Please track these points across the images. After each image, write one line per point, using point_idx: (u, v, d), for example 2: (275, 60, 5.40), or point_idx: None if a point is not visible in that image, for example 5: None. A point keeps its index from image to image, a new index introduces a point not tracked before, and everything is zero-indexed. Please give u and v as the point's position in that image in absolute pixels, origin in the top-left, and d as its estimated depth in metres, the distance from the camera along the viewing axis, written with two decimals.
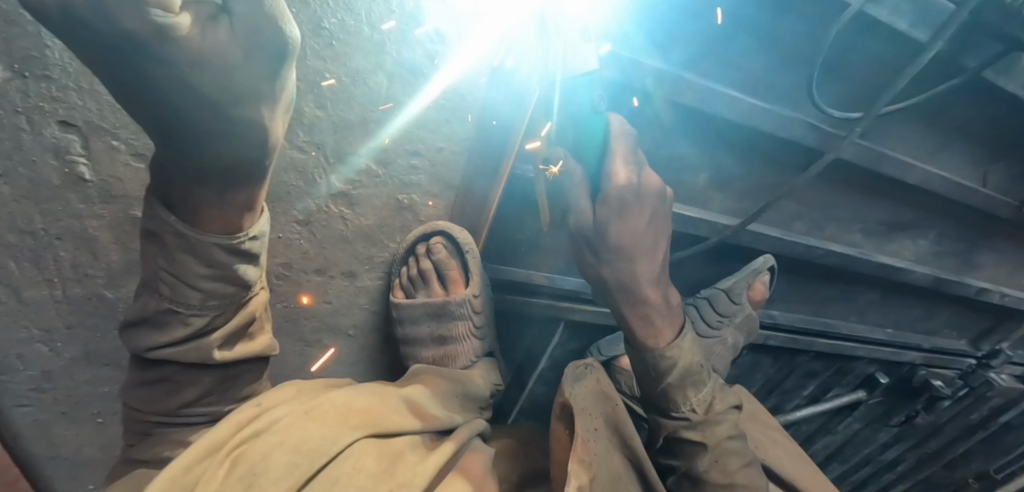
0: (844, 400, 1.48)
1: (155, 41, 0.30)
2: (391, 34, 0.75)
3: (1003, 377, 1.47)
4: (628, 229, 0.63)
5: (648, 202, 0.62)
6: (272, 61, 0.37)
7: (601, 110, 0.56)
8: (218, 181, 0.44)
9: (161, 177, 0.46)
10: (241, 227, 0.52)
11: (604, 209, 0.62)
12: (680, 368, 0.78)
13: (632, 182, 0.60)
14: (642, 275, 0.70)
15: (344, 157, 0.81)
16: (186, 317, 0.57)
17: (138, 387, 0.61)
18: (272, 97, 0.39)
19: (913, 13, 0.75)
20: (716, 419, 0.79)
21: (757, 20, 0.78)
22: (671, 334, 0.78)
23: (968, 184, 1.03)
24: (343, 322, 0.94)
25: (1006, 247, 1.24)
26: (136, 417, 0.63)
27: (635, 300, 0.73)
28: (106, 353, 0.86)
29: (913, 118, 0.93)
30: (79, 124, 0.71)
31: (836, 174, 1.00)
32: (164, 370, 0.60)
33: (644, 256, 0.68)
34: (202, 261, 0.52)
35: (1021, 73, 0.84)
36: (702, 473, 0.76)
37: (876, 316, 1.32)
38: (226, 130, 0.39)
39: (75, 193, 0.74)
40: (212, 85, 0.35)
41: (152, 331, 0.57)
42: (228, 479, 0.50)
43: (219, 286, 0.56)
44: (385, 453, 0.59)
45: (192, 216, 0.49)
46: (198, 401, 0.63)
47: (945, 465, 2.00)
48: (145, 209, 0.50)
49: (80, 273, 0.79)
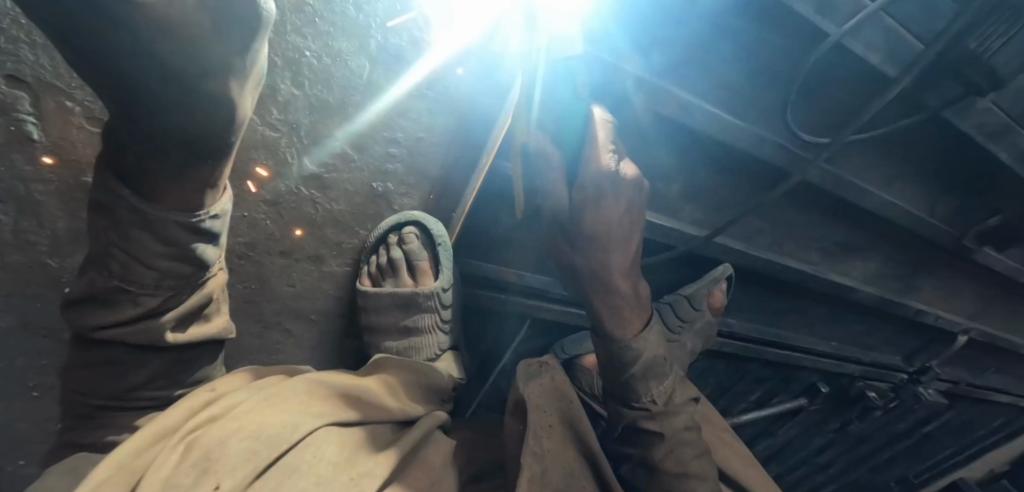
0: (786, 406, 1.58)
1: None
2: (377, 20, 0.74)
3: (929, 392, 1.60)
4: (603, 218, 0.67)
5: (623, 192, 0.66)
6: (242, 34, 0.35)
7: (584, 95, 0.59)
8: (179, 152, 0.41)
9: (116, 145, 0.42)
10: (203, 205, 0.49)
11: (581, 195, 0.65)
12: (645, 360, 0.79)
13: (611, 169, 0.63)
14: (614, 265, 0.73)
15: (319, 139, 0.78)
16: (137, 297, 0.53)
17: (80, 368, 0.58)
18: (240, 70, 0.38)
19: (886, 49, 0.78)
20: (675, 411, 0.81)
21: (737, 40, 0.79)
22: (638, 326, 0.80)
23: (918, 213, 1.09)
24: (305, 306, 0.91)
25: (944, 273, 1.32)
26: (76, 400, 0.60)
27: (606, 290, 0.75)
28: (46, 324, 0.81)
29: (872, 147, 0.98)
30: (27, 80, 0.66)
31: (800, 194, 1.04)
32: (110, 352, 0.57)
33: (616, 245, 0.71)
34: (158, 238, 0.49)
35: (975, 115, 0.90)
36: (658, 462, 0.78)
37: (823, 329, 1.39)
38: (188, 101, 0.37)
39: (21, 153, 0.69)
40: (177, 54, 0.33)
41: (99, 310, 0.54)
42: (184, 466, 0.48)
43: (175, 266, 0.52)
44: (347, 443, 0.58)
45: (147, 190, 0.45)
46: (146, 385, 0.60)
47: (871, 469, 2.15)
48: (97, 181, 0.47)
49: (21, 240, 0.74)
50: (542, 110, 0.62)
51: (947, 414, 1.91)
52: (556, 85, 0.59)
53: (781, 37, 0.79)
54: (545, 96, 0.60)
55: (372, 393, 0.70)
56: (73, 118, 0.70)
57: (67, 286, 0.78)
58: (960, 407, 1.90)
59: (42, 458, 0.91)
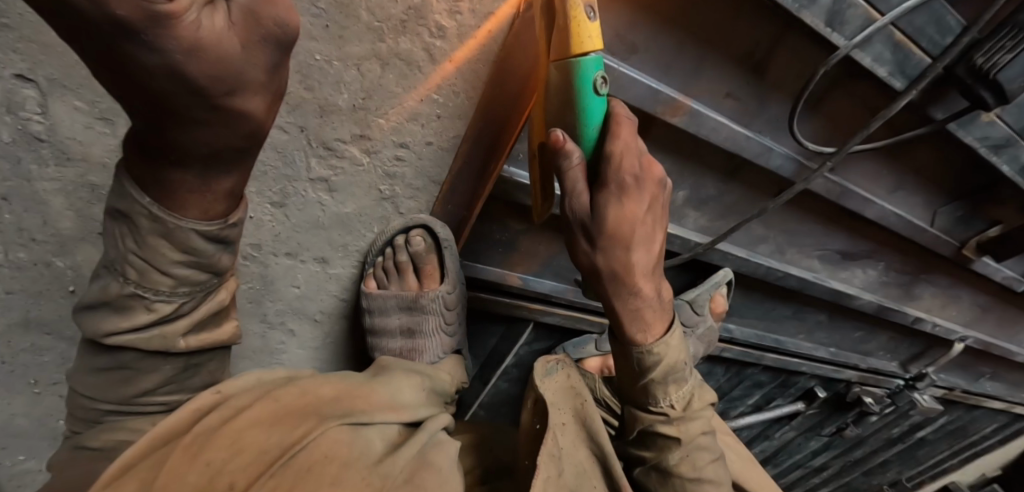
0: (783, 410, 1.59)
1: (147, 28, 0.27)
2: (390, 23, 0.70)
3: (924, 397, 1.63)
4: (626, 213, 0.62)
5: (647, 188, 0.62)
6: (271, 51, 0.35)
7: (605, 91, 0.56)
8: (202, 163, 0.41)
9: (138, 156, 0.42)
10: (221, 213, 0.49)
11: (603, 193, 0.62)
12: (665, 365, 0.76)
13: (634, 167, 0.60)
14: (637, 266, 0.67)
15: (328, 143, 0.78)
16: (152, 303, 0.54)
17: (92, 373, 0.58)
18: (266, 85, 0.37)
19: (895, 62, 0.78)
20: (691, 417, 0.82)
21: (748, 50, 0.79)
22: (660, 331, 0.76)
23: (919, 223, 1.10)
24: (310, 306, 0.92)
25: (943, 281, 1.33)
26: (84, 404, 0.59)
27: (629, 293, 0.69)
28: (50, 321, 0.81)
29: (877, 157, 0.98)
30: (37, 79, 0.64)
31: (803, 203, 1.05)
32: (121, 358, 0.57)
33: (641, 244, 0.65)
34: (176, 246, 0.49)
35: (980, 128, 0.90)
36: (673, 466, 0.80)
37: (822, 336, 1.41)
38: (217, 118, 0.37)
39: (28, 152, 0.68)
40: (207, 77, 0.32)
41: (111, 316, 0.54)
42: (196, 464, 0.48)
43: (190, 273, 0.53)
44: (357, 442, 0.58)
45: (168, 200, 0.46)
46: (159, 390, 0.60)
47: (864, 471, 2.17)
48: (116, 188, 0.47)
49: (27, 238, 0.74)
50: (562, 103, 0.59)
51: (941, 419, 1.93)
52: (577, 78, 0.55)
53: (791, 50, 0.80)
54: (564, 89, 0.57)
55: (376, 395, 0.70)
56: (80, 117, 0.69)
57: (73, 285, 0.79)
58: (954, 412, 1.92)
59: (45, 450, 0.91)
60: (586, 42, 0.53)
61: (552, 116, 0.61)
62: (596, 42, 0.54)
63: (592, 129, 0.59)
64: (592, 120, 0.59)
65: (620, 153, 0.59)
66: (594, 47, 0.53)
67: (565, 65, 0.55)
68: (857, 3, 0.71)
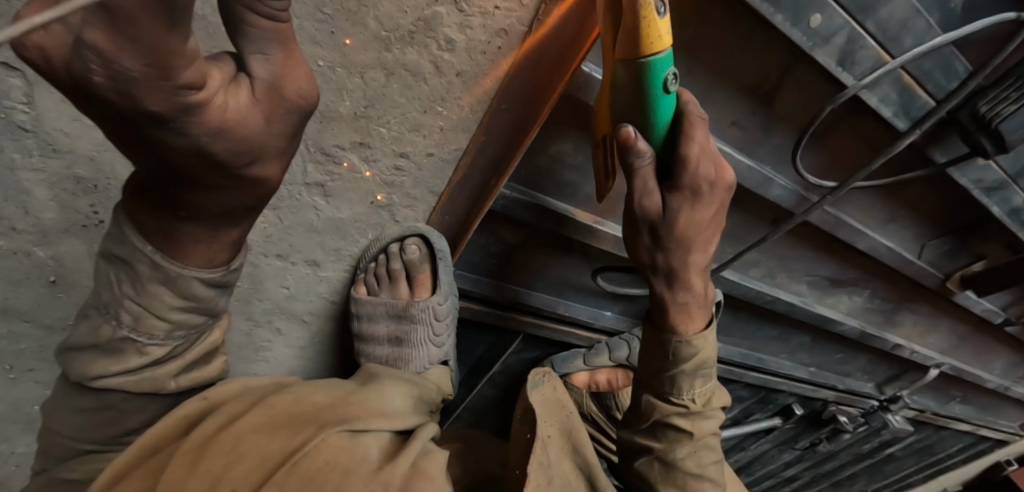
0: (761, 424, 1.63)
1: (174, 116, 0.29)
2: (398, 33, 0.67)
3: (897, 418, 1.68)
4: (695, 219, 0.63)
5: (717, 195, 0.62)
6: (294, 118, 0.35)
7: (674, 89, 0.51)
8: (212, 220, 0.42)
9: (143, 202, 0.42)
10: (226, 261, 0.50)
11: (676, 196, 0.61)
12: (698, 358, 0.78)
13: (710, 174, 0.59)
14: (693, 264, 0.69)
15: (326, 149, 0.75)
16: (145, 346, 0.53)
17: (74, 412, 0.54)
18: (284, 151, 0.38)
19: (900, 104, 0.79)
20: (707, 415, 0.81)
21: (759, 81, 0.79)
22: (700, 324, 0.78)
23: (908, 256, 1.12)
24: (298, 307, 0.91)
25: (926, 310, 1.36)
26: (60, 442, 0.55)
27: (682, 286, 0.72)
28: (28, 309, 0.78)
29: (876, 192, 0.99)
30: (24, 68, 0.61)
31: (799, 233, 1.06)
32: (107, 398, 0.55)
33: (700, 246, 0.67)
34: (178, 293, 0.49)
35: (976, 171, 0.91)
36: (679, 459, 0.79)
37: (803, 356, 1.44)
38: (231, 184, 0.38)
39: (10, 140, 0.65)
40: (229, 151, 0.34)
41: (100, 358, 0.52)
42: (197, 472, 0.47)
43: (189, 317, 0.52)
44: (355, 448, 0.57)
45: (173, 248, 0.46)
46: (141, 430, 0.58)
47: (833, 483, 2.23)
48: (114, 233, 0.46)
49: (6, 227, 0.71)
50: (625, 99, 0.53)
51: (911, 438, 1.99)
52: (647, 80, 0.50)
53: (796, 82, 0.79)
54: (628, 87, 0.52)
55: (372, 402, 0.68)
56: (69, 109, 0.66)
57: (53, 274, 0.77)
58: (924, 432, 1.97)
59: (17, 434, 0.89)
60: (654, 42, 0.46)
61: (618, 109, 0.55)
62: (665, 38, 0.46)
63: (660, 127, 0.56)
64: (663, 117, 0.54)
65: (695, 157, 0.57)
66: (664, 47, 0.46)
67: (638, 66, 0.49)
68: (868, 43, 0.71)
